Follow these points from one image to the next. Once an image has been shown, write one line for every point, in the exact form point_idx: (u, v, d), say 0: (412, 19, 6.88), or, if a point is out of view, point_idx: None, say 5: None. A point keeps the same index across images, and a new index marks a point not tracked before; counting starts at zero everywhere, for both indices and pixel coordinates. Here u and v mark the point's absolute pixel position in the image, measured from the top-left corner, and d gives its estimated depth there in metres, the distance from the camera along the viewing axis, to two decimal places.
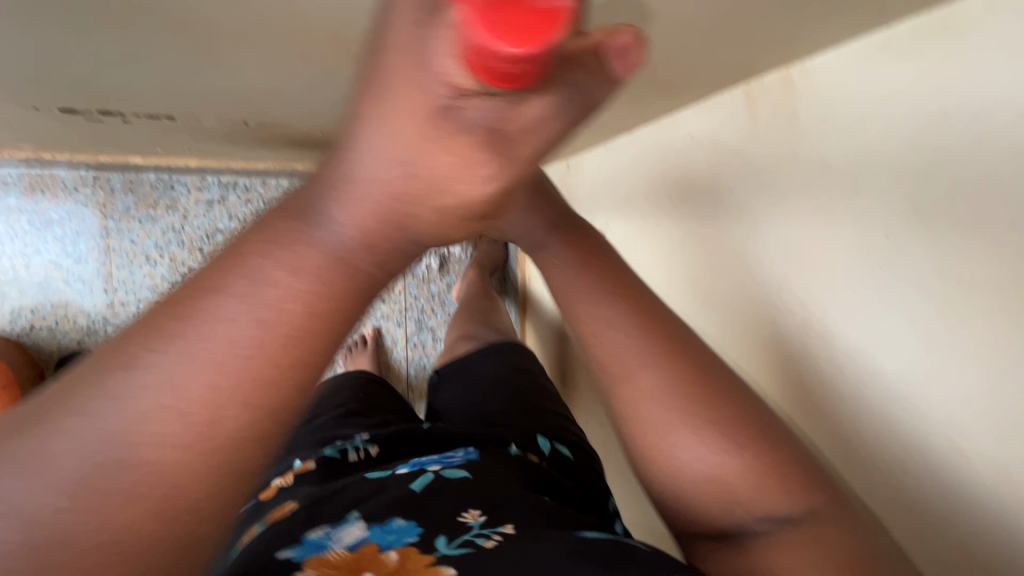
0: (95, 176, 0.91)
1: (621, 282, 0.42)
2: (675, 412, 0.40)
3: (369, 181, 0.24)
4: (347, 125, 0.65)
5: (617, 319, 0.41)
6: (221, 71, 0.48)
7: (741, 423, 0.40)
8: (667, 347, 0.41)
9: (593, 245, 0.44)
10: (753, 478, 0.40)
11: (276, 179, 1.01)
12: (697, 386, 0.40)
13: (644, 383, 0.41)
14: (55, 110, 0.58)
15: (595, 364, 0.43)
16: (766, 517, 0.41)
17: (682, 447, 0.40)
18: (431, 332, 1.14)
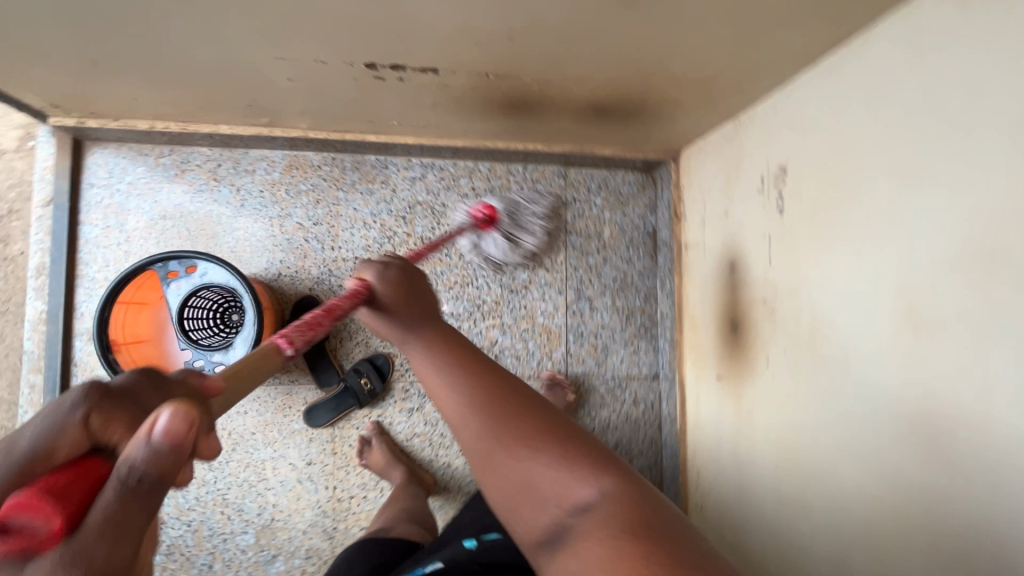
0: (334, 157, 1.16)
1: (485, 373, 0.52)
2: (477, 432, 0.47)
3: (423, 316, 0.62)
4: (563, 76, 0.81)
5: (433, 375, 0.53)
6: (510, 6, 0.63)
7: (543, 435, 0.46)
8: (510, 403, 0.48)
9: (516, 385, 0.51)
10: (537, 473, 0.44)
11: (465, 162, 1.20)
12: (500, 417, 0.47)
13: (457, 414, 0.50)
14: (360, 67, 0.79)
15: (508, 469, 0.45)
16: (574, 507, 0.41)
17: (487, 465, 0.46)
18: (589, 302, 1.24)
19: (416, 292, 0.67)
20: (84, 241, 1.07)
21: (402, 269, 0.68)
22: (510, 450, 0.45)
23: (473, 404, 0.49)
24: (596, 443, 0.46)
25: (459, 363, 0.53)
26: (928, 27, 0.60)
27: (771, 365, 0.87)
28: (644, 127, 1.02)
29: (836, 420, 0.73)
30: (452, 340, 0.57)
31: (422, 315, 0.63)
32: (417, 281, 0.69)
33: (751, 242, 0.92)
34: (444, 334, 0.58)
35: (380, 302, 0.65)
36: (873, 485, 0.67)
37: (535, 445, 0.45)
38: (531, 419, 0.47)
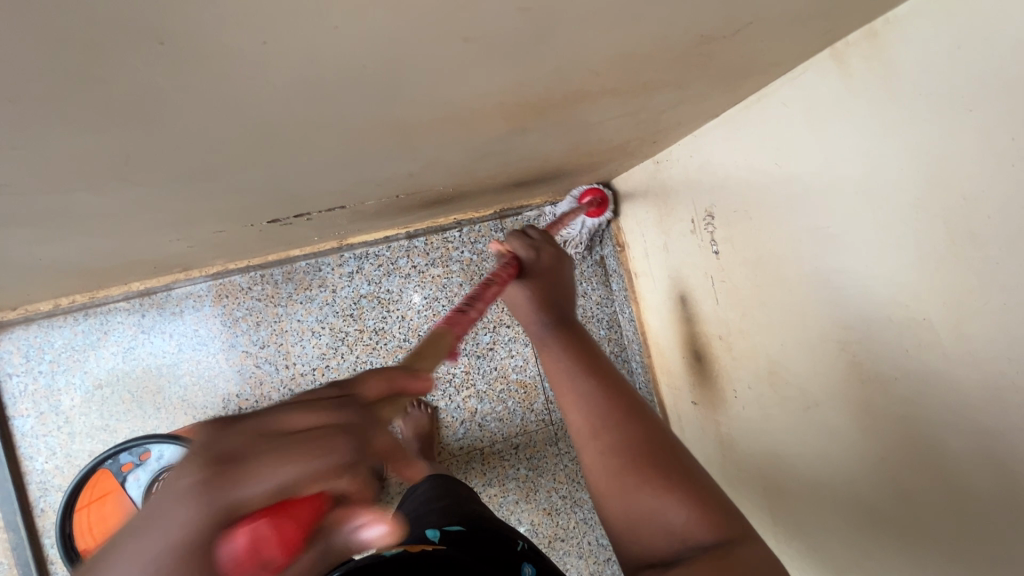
0: (261, 274, 1.09)
1: (598, 372, 0.52)
2: (596, 435, 0.48)
3: (517, 292, 0.61)
4: (474, 178, 0.78)
5: (565, 380, 0.52)
6: (405, 160, 0.60)
7: (674, 471, 0.45)
8: (618, 406, 0.49)
9: (630, 392, 0.51)
10: (658, 504, 0.43)
11: (398, 241, 1.15)
12: (627, 436, 0.47)
13: (575, 410, 0.50)
14: (261, 224, 0.74)
15: (614, 460, 0.46)
16: (692, 544, 0.41)
17: (602, 466, 0.47)
18: None
19: (552, 287, 0.61)
20: (21, 435, 1.00)
21: (553, 256, 0.63)
22: (650, 475, 0.44)
23: (612, 423, 0.48)
24: (705, 476, 0.46)
25: (581, 360, 0.52)
26: (818, 92, 0.60)
27: (740, 397, 0.89)
28: (567, 179, 1.00)
29: (799, 446, 0.77)
30: (584, 348, 0.54)
31: (556, 312, 0.58)
32: (558, 278, 0.63)
33: (695, 278, 0.93)
34: (575, 338, 0.55)
35: (523, 283, 0.61)
36: (842, 514, 0.71)
37: (653, 465, 0.45)
38: (655, 447, 0.46)
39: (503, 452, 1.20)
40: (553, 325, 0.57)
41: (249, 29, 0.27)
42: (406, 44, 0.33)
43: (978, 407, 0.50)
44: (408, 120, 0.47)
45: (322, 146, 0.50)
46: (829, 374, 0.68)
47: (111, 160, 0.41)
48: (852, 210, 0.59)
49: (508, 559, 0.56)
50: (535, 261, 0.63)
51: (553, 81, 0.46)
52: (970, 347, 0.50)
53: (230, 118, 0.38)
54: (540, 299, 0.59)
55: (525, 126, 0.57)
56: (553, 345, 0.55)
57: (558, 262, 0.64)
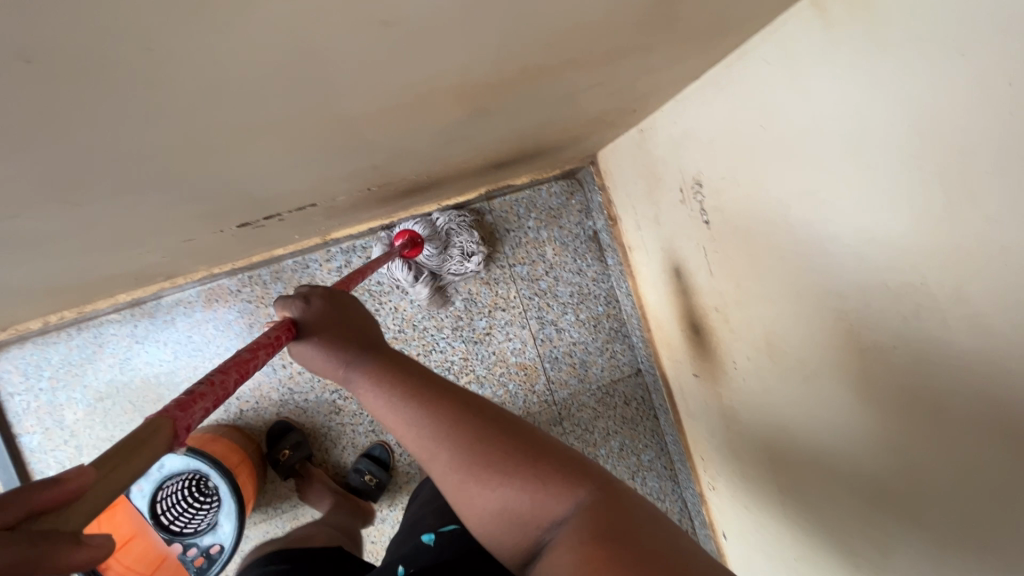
0: (249, 276, 1.08)
1: (417, 395, 0.48)
2: (439, 458, 0.46)
3: (311, 354, 0.52)
4: (449, 163, 0.75)
5: (389, 417, 0.48)
6: (366, 153, 0.57)
7: (519, 459, 0.44)
8: (443, 420, 0.47)
9: (452, 398, 0.49)
10: (512, 499, 0.43)
11: (384, 232, 1.13)
12: (472, 446, 0.45)
13: (408, 438, 0.47)
14: (233, 229, 0.72)
15: (457, 476, 0.45)
16: (551, 524, 0.42)
17: (453, 484, 0.46)
18: (554, 324, 1.22)
19: (347, 330, 0.53)
20: (30, 451, 1.02)
21: (329, 298, 0.54)
22: (493, 477, 0.44)
23: (442, 438, 0.46)
24: (551, 444, 0.46)
25: (399, 391, 0.49)
26: (802, 46, 0.56)
27: (740, 368, 0.87)
28: (550, 156, 0.96)
29: (801, 416, 0.75)
30: (388, 373, 0.50)
31: (360, 346, 0.52)
32: (348, 318, 0.55)
33: (688, 250, 0.90)
34: (387, 367, 0.51)
35: (306, 336, 0.52)
36: (848, 483, 0.69)
37: (496, 464, 0.44)
38: (501, 445, 0.45)
39: None
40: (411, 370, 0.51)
41: (126, 37, 0.25)
42: (317, 31, 0.30)
43: (975, 374, 0.48)
44: (353, 111, 0.44)
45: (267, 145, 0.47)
46: (826, 344, 0.65)
47: (40, 180, 0.40)
48: (841, 171, 0.55)
49: (494, 558, 0.56)
50: (331, 317, 0.53)
51: (501, 56, 0.43)
52: (969, 310, 0.47)
53: (153, 129, 0.36)
54: (345, 342, 0.52)
55: (486, 108, 0.54)
56: (383, 384, 0.49)
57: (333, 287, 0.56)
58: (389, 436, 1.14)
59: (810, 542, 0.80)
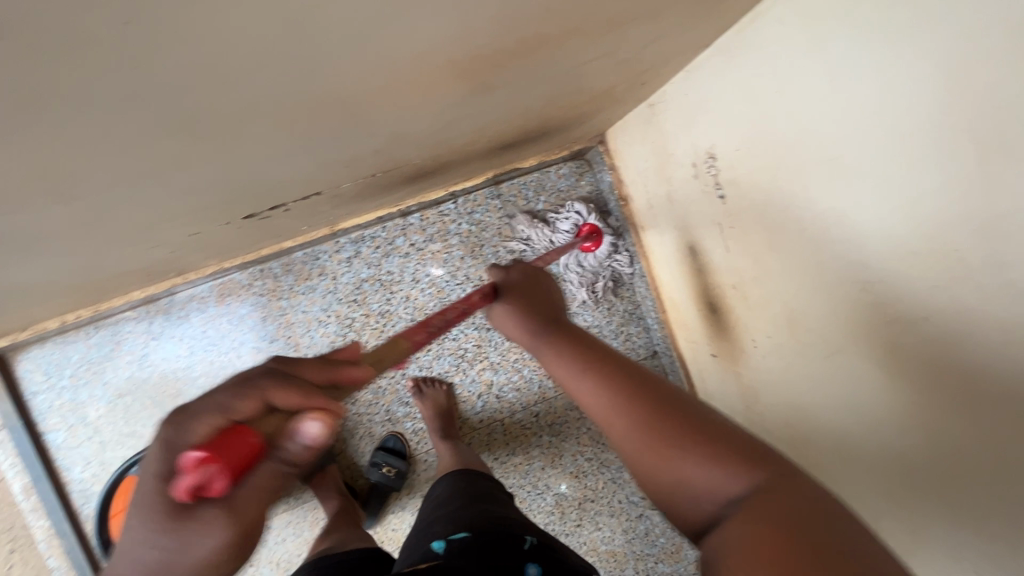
0: (260, 269, 1.08)
1: (604, 364, 0.54)
2: (616, 419, 0.50)
3: (508, 319, 0.66)
4: (452, 146, 0.73)
5: (573, 378, 0.54)
6: (366, 136, 0.56)
7: (697, 431, 0.46)
8: (626, 389, 0.51)
9: (637, 373, 0.53)
10: (691, 470, 0.44)
11: (392, 221, 1.12)
12: (650, 414, 0.48)
13: (589, 399, 0.53)
14: (237, 220, 0.72)
15: (636, 440, 0.48)
16: (730, 504, 0.42)
17: (629, 443, 0.48)
18: (567, 309, 1.20)
19: (539, 305, 0.66)
20: (55, 448, 1.04)
21: (524, 275, 0.71)
22: (668, 442, 0.46)
23: (621, 402, 0.50)
24: (734, 429, 0.46)
25: (584, 360, 0.55)
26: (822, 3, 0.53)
27: (759, 347, 0.84)
28: (557, 135, 0.94)
29: (824, 394, 0.73)
30: (575, 346, 0.57)
31: (551, 322, 0.62)
32: (537, 292, 0.69)
33: (702, 228, 0.87)
34: (575, 340, 0.59)
35: (513, 305, 0.67)
36: (872, 459, 0.67)
37: (672, 433, 0.46)
38: (680, 422, 0.47)
39: (524, 421, 1.19)
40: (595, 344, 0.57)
41: (107, 10, 0.25)
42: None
43: (1007, 341, 0.45)
44: (348, 87, 0.43)
45: (263, 128, 0.46)
46: (849, 317, 0.63)
47: (36, 170, 0.39)
48: (864, 135, 0.52)
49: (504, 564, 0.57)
50: (520, 290, 0.68)
51: (497, 25, 0.41)
52: (1002, 275, 0.44)
53: (142, 111, 0.36)
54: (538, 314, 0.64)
55: (486, 84, 0.52)
56: (569, 352, 0.57)
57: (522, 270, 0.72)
58: (405, 425, 1.14)
59: None
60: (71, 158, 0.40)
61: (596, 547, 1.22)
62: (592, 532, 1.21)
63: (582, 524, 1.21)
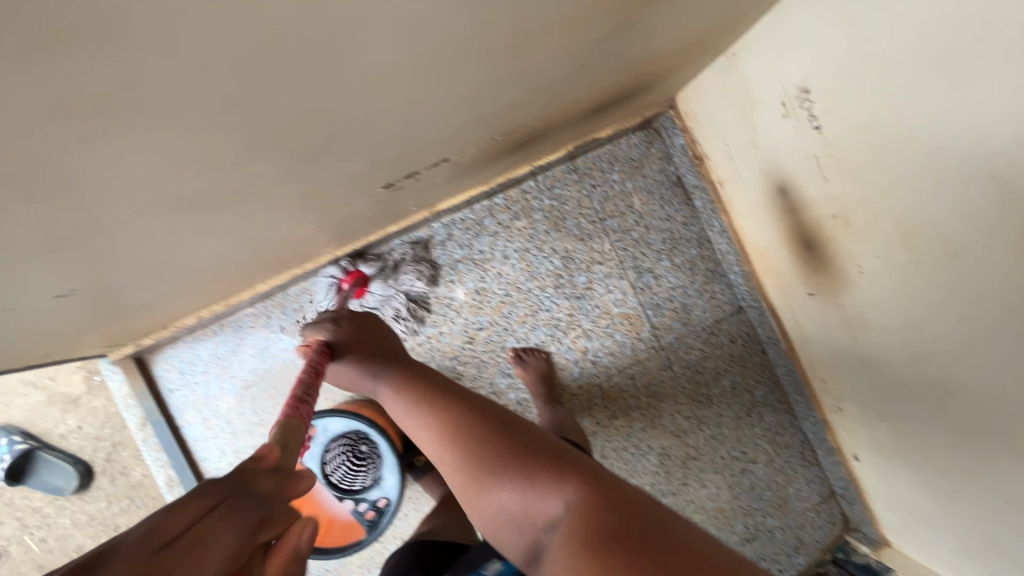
0: (364, 259, 1.15)
1: (442, 409, 0.63)
2: (447, 465, 0.59)
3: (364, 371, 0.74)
4: (564, 106, 0.80)
5: (414, 424, 0.64)
6: (513, 81, 0.63)
7: (501, 467, 0.55)
8: (467, 428, 0.59)
9: (482, 413, 0.61)
10: (517, 500, 0.52)
11: (480, 202, 1.19)
12: (472, 459, 0.57)
13: (428, 444, 0.62)
14: (377, 191, 0.79)
15: (473, 478, 0.56)
16: (546, 526, 0.49)
17: (460, 485, 0.58)
18: (651, 272, 1.24)
19: (365, 350, 0.77)
20: (193, 441, 1.11)
21: (352, 326, 0.80)
22: (485, 482, 0.55)
23: (447, 447, 0.59)
24: (563, 455, 0.55)
25: (427, 409, 0.64)
26: None
27: (865, 271, 0.87)
28: (638, 99, 0.99)
29: (944, 300, 0.76)
30: (417, 396, 0.66)
31: (387, 370, 0.72)
32: (364, 340, 0.79)
33: (794, 163, 0.91)
34: (407, 388, 0.67)
35: (342, 356, 0.78)
36: (1008, 349, 0.70)
37: (489, 472, 0.55)
38: (503, 450, 0.56)
39: (621, 385, 1.24)
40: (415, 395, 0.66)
41: None
42: None
43: None
44: (529, 14, 0.50)
45: (445, 70, 0.53)
46: (971, 211, 0.66)
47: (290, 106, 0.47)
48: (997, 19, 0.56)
49: None
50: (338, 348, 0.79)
51: None
52: None
53: (391, 33, 0.43)
54: (366, 363, 0.74)
55: (625, 16, 0.59)
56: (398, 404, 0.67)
57: (357, 321, 0.82)
58: (509, 396, 1.19)
59: (969, 428, 0.81)
60: (314, 96, 0.47)
61: (704, 504, 1.24)
62: (698, 490, 1.24)
63: (687, 483, 1.24)
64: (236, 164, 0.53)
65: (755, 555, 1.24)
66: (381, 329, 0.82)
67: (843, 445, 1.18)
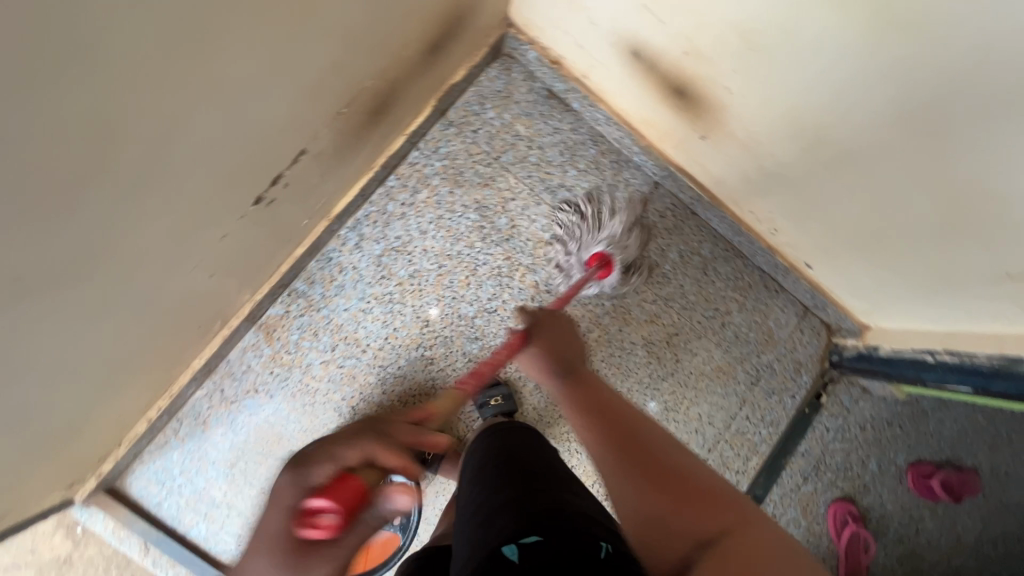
0: (289, 294, 1.12)
1: (611, 407, 0.74)
2: (607, 452, 0.66)
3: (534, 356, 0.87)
4: (391, 54, 0.79)
5: (573, 413, 0.75)
6: (314, 39, 0.61)
7: (658, 476, 0.61)
8: (630, 426, 0.70)
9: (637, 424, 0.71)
10: (668, 511, 0.57)
11: (375, 192, 1.18)
12: (636, 460, 0.64)
13: (588, 435, 0.71)
14: (252, 213, 0.76)
15: (628, 468, 0.63)
16: (691, 543, 0.53)
17: (616, 477, 0.63)
18: (563, 186, 1.25)
19: (554, 346, 0.86)
20: (204, 540, 1.07)
21: (548, 318, 0.90)
22: (643, 486, 0.60)
23: (611, 437, 0.68)
24: (705, 474, 0.61)
25: (593, 400, 0.76)
26: None
27: (734, 89, 0.90)
28: (470, 27, 0.99)
29: (806, 79, 0.80)
30: (591, 392, 0.78)
31: (561, 365, 0.84)
32: (556, 340, 0.88)
33: (631, 22, 0.93)
34: (578, 385, 0.80)
35: (532, 346, 0.88)
36: (874, 91, 0.74)
37: (649, 476, 0.61)
38: (661, 470, 0.62)
39: (583, 300, 1.25)
40: (586, 384, 0.79)
41: None
42: None
43: None
44: None
45: (228, 42, 0.51)
46: None
47: (78, 136, 0.44)
48: None
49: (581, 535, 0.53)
50: (540, 329, 0.89)
51: None
52: None
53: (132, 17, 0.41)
54: (554, 367, 0.84)
55: None
56: (565, 392, 0.79)
57: (555, 318, 0.91)
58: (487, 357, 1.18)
59: (878, 177, 0.86)
60: (97, 116, 0.45)
61: (703, 369, 1.29)
62: (692, 359, 1.29)
63: (680, 359, 1.28)
64: (66, 225, 0.50)
65: (766, 392, 1.31)
66: (568, 325, 0.91)
67: (796, 260, 1.24)
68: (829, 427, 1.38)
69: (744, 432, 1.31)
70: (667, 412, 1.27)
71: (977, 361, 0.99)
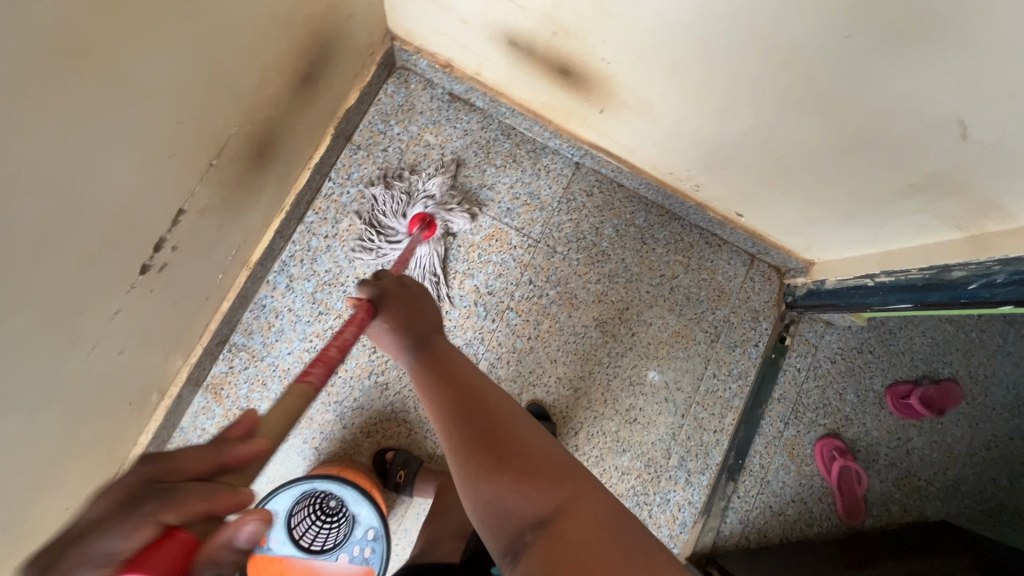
0: (230, 349, 1.12)
1: (458, 378, 0.70)
2: (446, 430, 0.64)
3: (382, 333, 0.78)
4: (254, 96, 0.78)
5: (419, 383, 0.70)
6: (151, 103, 0.61)
7: (494, 455, 0.60)
8: (475, 397, 0.66)
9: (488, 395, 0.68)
10: (506, 494, 0.57)
11: (296, 231, 1.17)
12: (473, 441, 0.61)
13: (433, 409, 0.67)
14: (145, 282, 0.75)
15: (466, 446, 0.61)
16: (530, 522, 0.55)
17: (457, 459, 0.61)
18: (484, 186, 1.25)
19: (406, 311, 0.78)
20: None
21: (396, 288, 0.80)
22: (482, 468, 0.59)
23: (453, 417, 0.64)
24: (550, 448, 0.61)
25: (438, 371, 0.70)
26: None
27: (609, 59, 0.89)
28: (343, 50, 0.98)
29: (667, 36, 0.80)
30: (439, 362, 0.72)
31: (412, 333, 0.76)
32: (413, 306, 0.79)
33: (496, 12, 0.92)
34: (429, 354, 0.74)
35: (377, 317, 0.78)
36: (731, 34, 0.74)
37: (488, 458, 0.59)
38: (502, 449, 0.60)
39: (526, 294, 1.25)
40: (438, 352, 0.74)
41: None
42: None
43: None
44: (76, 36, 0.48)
45: (50, 133, 0.50)
46: None
47: None
48: None
49: None
50: (393, 298, 0.79)
51: None
52: None
53: None
54: (406, 333, 0.76)
55: None
56: (411, 358, 0.74)
57: (404, 285, 0.81)
58: None
59: (766, 116, 0.86)
60: None
61: (659, 336, 1.29)
62: (647, 330, 1.28)
63: (635, 331, 1.28)
64: None
65: (727, 347, 1.31)
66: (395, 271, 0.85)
67: (725, 211, 1.23)
68: (799, 367, 1.37)
69: (714, 390, 1.31)
70: (633, 387, 1.27)
71: (912, 276, 0.98)
